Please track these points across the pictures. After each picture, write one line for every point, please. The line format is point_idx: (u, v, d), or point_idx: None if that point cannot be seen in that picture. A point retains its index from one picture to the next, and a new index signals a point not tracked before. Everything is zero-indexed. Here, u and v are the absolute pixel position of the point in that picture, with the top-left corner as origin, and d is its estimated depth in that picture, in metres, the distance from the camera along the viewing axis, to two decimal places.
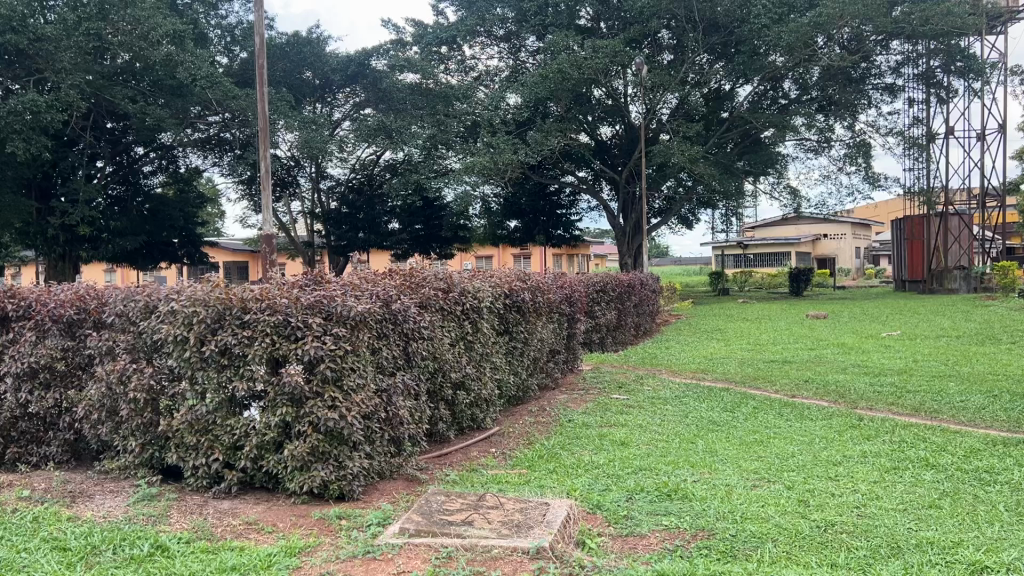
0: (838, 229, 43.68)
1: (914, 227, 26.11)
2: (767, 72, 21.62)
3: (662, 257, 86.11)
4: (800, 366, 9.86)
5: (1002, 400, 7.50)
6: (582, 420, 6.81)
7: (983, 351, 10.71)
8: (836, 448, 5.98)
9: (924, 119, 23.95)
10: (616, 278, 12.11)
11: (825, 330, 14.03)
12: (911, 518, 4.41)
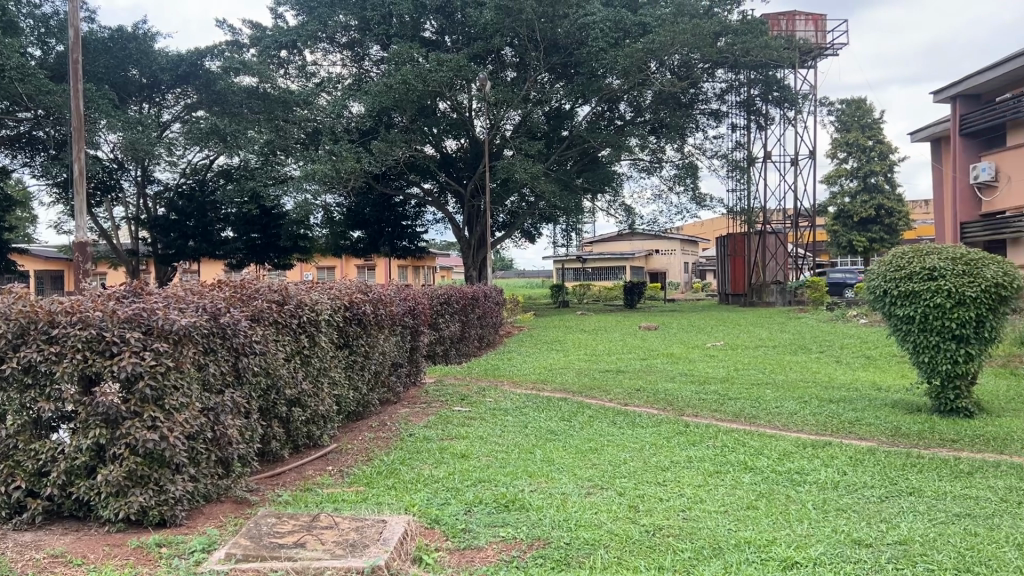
0: (669, 245, 46.05)
1: (736, 244, 27.95)
2: (604, 93, 22.50)
3: (505, 270, 87.49)
4: (633, 375, 10.27)
5: (811, 405, 8.13)
6: (423, 433, 6.74)
7: (796, 360, 11.56)
8: (664, 454, 6.26)
9: (746, 144, 25.65)
10: (459, 290, 12.14)
11: (656, 341, 14.69)
12: (730, 519, 4.67)
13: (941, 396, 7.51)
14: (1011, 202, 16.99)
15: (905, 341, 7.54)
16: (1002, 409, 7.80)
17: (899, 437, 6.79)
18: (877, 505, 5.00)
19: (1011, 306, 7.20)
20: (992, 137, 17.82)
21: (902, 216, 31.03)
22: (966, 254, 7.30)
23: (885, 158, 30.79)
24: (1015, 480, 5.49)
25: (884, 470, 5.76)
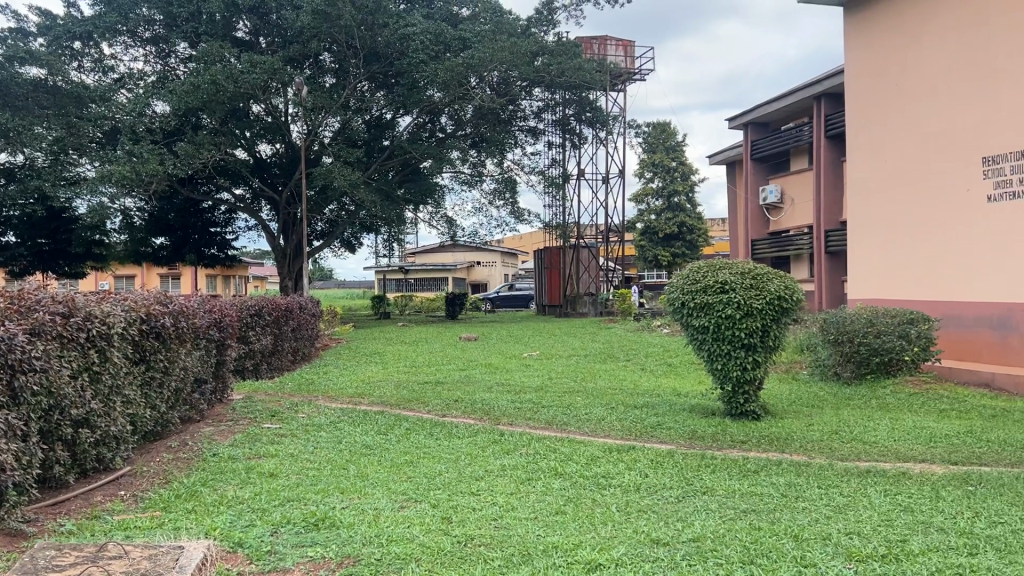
0: (489, 257, 46.80)
1: (553, 257, 29.00)
2: (425, 105, 22.55)
3: (325, 281, 85.54)
4: (451, 386, 10.31)
5: (618, 411, 8.51)
6: (227, 453, 6.43)
7: (605, 368, 12.06)
8: (478, 464, 6.33)
9: (561, 161, 26.59)
10: (272, 301, 11.71)
11: (474, 351, 14.85)
12: (540, 525, 4.79)
13: (733, 400, 8.10)
14: (794, 222, 18.64)
15: (701, 350, 8.09)
16: (784, 410, 8.55)
17: (697, 440, 7.25)
18: (674, 504, 5.31)
19: (791, 317, 7.90)
20: (779, 162, 19.51)
21: (701, 233, 33.36)
22: (752, 269, 7.94)
23: (687, 179, 33.03)
24: (794, 476, 6.02)
25: (681, 471, 6.13)
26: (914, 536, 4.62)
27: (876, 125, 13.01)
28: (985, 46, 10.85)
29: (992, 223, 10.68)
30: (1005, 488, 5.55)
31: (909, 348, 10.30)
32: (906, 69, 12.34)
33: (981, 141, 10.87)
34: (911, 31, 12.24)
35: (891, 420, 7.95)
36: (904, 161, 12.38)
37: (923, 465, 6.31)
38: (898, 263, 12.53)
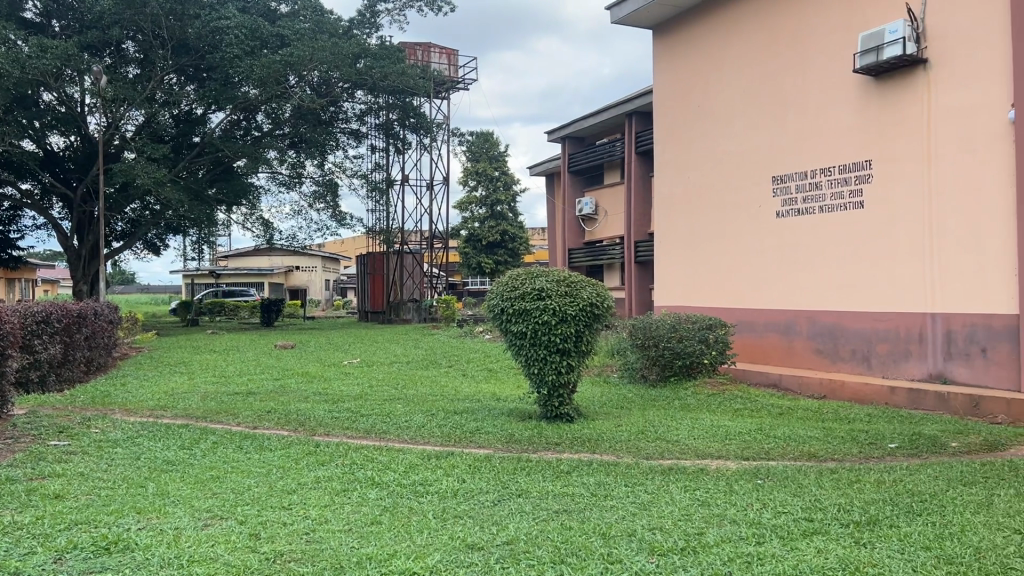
0: (309, 262, 45.56)
1: (376, 261, 28.50)
2: (240, 103, 21.57)
3: (128, 286, 79.85)
4: (263, 397, 9.88)
5: (437, 417, 8.52)
6: (4, 475, 5.80)
7: (426, 375, 12.05)
8: (291, 477, 6.10)
9: (384, 166, 26.33)
10: (63, 307, 10.75)
11: (290, 360, 14.37)
12: (353, 537, 4.69)
13: (548, 403, 8.33)
14: (608, 232, 19.49)
15: (519, 355, 8.25)
16: (596, 413, 8.89)
17: (513, 443, 7.38)
18: (490, 508, 5.37)
19: (603, 323, 8.25)
20: (594, 174, 20.36)
21: (522, 242, 34.20)
22: (567, 277, 8.21)
23: (509, 188, 33.80)
24: (604, 475, 6.27)
25: (497, 475, 6.21)
26: (710, 528, 4.93)
27: (679, 143, 13.91)
28: (773, 75, 11.86)
29: (779, 236, 11.68)
30: (789, 480, 6.05)
31: (708, 352, 11.01)
32: (706, 92, 13.28)
33: (770, 162, 11.87)
34: (710, 58, 13.19)
35: (692, 420, 8.48)
36: (703, 178, 13.28)
37: (719, 461, 6.77)
38: (699, 271, 13.41)
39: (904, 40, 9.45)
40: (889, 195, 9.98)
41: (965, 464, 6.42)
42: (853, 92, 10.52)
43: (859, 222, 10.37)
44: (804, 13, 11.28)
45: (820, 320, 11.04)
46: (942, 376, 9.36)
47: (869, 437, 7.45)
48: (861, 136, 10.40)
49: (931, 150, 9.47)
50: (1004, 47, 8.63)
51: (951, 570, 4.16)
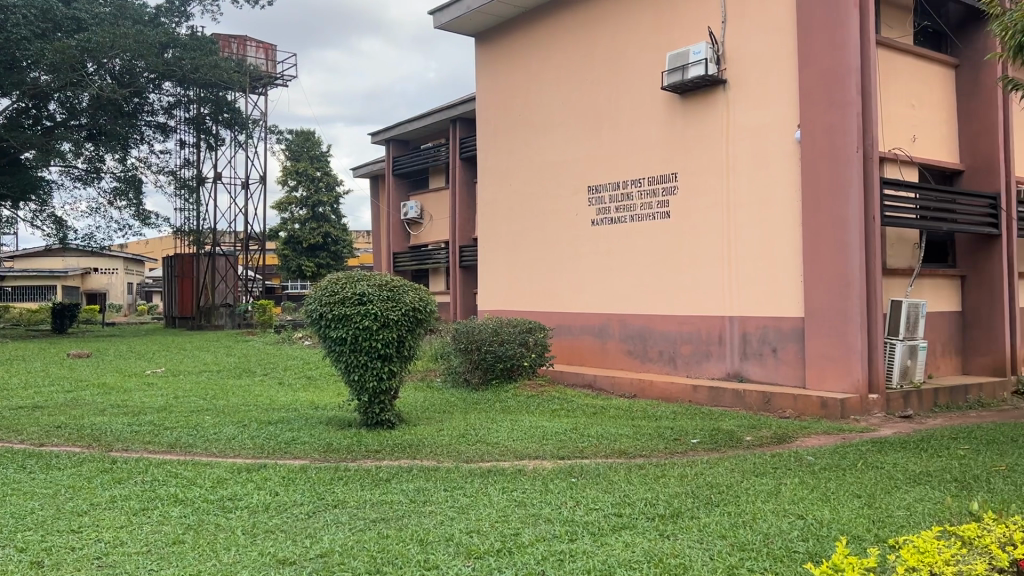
0: (110, 263, 42.35)
1: (184, 265, 26.81)
2: (28, 89, 19.63)
3: None
4: (51, 411, 9.03)
5: (250, 428, 8.16)
6: None
7: (238, 384, 11.51)
8: (82, 497, 5.61)
9: (195, 162, 24.97)
10: None
11: (85, 370, 13.26)
12: (152, 558, 4.38)
13: (369, 410, 8.18)
14: (433, 236, 19.51)
15: (338, 361, 8.02)
16: (418, 418, 8.84)
17: (330, 453, 7.18)
18: (304, 521, 5.19)
19: (425, 328, 8.26)
20: (418, 178, 20.34)
21: (345, 244, 33.55)
22: (389, 281, 8.12)
23: (331, 190, 33.06)
24: (423, 481, 6.24)
25: (312, 486, 6.02)
26: (526, 528, 5.03)
27: (500, 150, 14.18)
28: (588, 88, 12.34)
29: (594, 243, 12.15)
30: (600, 477, 6.29)
31: (527, 354, 11.29)
32: (526, 102, 13.60)
33: (586, 171, 12.33)
34: (530, 68, 13.53)
35: (511, 422, 8.62)
36: (523, 185, 13.59)
37: (535, 461, 6.93)
38: (518, 276, 13.73)
39: (707, 61, 10.12)
40: (693, 206, 10.64)
41: (757, 455, 6.94)
42: (661, 108, 11.13)
43: (666, 231, 11.01)
44: (617, 31, 11.82)
45: (631, 323, 11.59)
46: (738, 374, 10.07)
47: (674, 434, 7.89)
48: (669, 150, 11.02)
49: (729, 165, 10.19)
50: (791, 73, 9.42)
51: (743, 556, 4.47)
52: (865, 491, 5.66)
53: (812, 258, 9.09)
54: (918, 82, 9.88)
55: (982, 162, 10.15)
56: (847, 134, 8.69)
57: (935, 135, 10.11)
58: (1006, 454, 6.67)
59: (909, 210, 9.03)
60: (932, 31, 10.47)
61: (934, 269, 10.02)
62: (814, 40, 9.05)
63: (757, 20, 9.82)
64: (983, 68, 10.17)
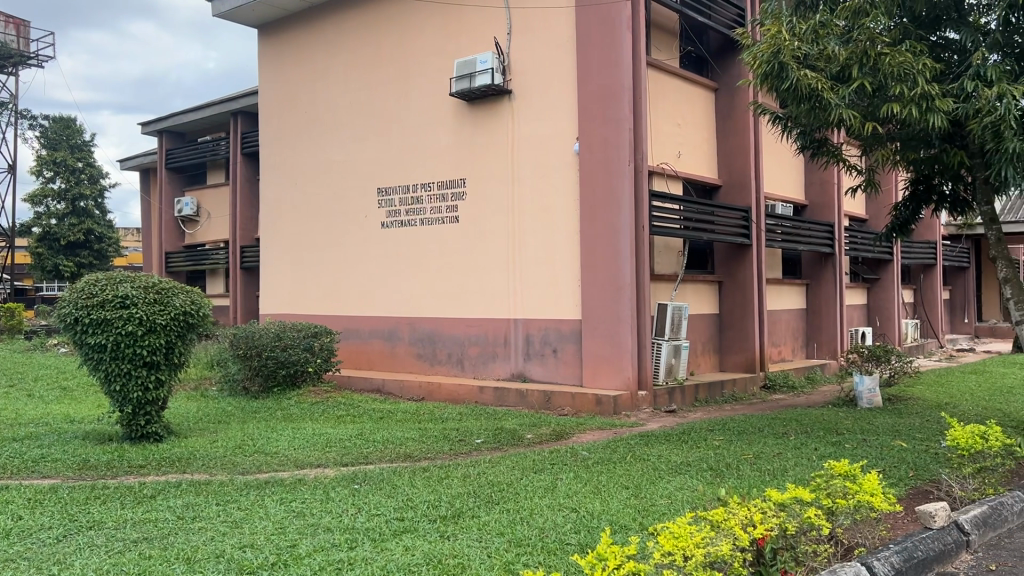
0: None
1: None
2: None
3: None
4: None
5: None
6: None
7: None
8: None
9: None
10: None
11: None
12: None
13: (132, 423, 7.58)
14: (211, 236, 18.50)
15: (97, 371, 7.36)
16: (189, 429, 8.31)
17: (86, 470, 6.58)
18: (52, 546, 4.72)
19: (197, 333, 7.81)
20: (195, 173, 19.23)
21: (110, 242, 30.96)
22: (156, 283, 7.58)
23: (94, 182, 30.38)
24: (193, 496, 5.87)
25: (64, 508, 5.48)
26: (304, 539, 4.87)
27: (285, 147, 13.71)
28: (377, 89, 12.24)
29: (383, 245, 12.06)
30: (384, 482, 6.24)
31: (312, 360, 11.00)
32: (313, 100, 13.25)
33: (375, 173, 12.22)
34: (317, 66, 13.20)
35: (292, 430, 8.35)
36: (310, 184, 13.23)
37: (316, 470, 6.75)
38: (304, 278, 13.33)
39: (493, 71, 10.36)
40: (481, 211, 10.88)
41: (536, 453, 7.20)
42: (449, 113, 11.26)
43: (454, 235, 11.17)
44: (406, 34, 11.81)
45: (419, 326, 11.62)
46: (522, 375, 10.39)
47: (459, 435, 8.00)
48: (457, 155, 11.18)
49: (514, 172, 10.50)
50: (571, 87, 9.87)
51: (520, 551, 4.60)
52: (632, 482, 6.04)
53: (589, 263, 9.57)
54: (683, 102, 10.72)
55: (736, 178, 11.20)
56: (620, 147, 9.23)
57: (697, 152, 11.01)
58: (754, 442, 7.39)
59: (674, 220, 9.76)
60: (695, 56, 11.45)
61: (696, 275, 10.91)
62: (592, 57, 9.54)
63: (540, 34, 10.19)
64: (737, 93, 11.21)
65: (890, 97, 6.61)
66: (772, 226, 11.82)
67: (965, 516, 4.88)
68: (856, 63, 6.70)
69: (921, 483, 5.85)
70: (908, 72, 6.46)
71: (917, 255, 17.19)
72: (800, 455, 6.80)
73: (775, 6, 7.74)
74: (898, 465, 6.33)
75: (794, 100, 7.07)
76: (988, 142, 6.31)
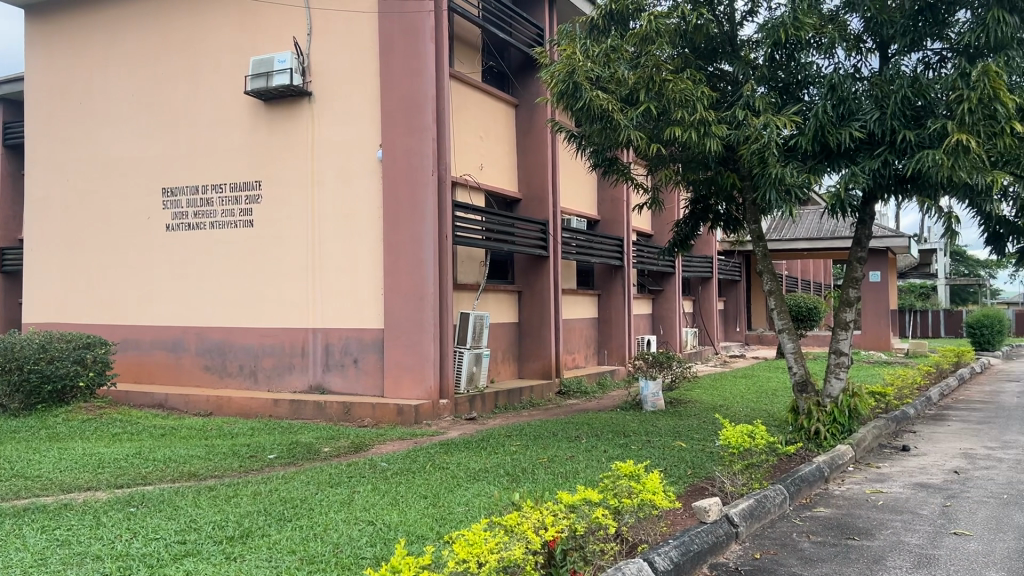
0: None
1: None
2: None
3: None
4: None
5: None
6: None
7: None
8: None
9: None
10: None
11: None
12: None
13: None
14: None
15: None
16: None
17: None
18: None
19: None
20: None
21: None
22: None
23: None
24: None
25: None
26: (68, 570, 4.42)
27: (56, 140, 12.52)
28: (163, 82, 11.48)
29: (169, 250, 11.32)
30: (164, 504, 5.81)
31: (83, 374, 10.08)
32: (89, 91, 12.21)
33: (160, 172, 11.44)
34: (93, 53, 12.18)
35: (58, 450, 7.59)
36: (85, 182, 12.16)
37: (86, 494, 6.17)
38: (76, 284, 12.21)
39: (291, 71, 10.04)
40: (278, 217, 10.50)
41: (333, 466, 7.01)
42: (244, 113, 10.78)
43: (249, 240, 10.70)
44: (198, 28, 11.19)
45: (208, 337, 10.99)
46: (320, 387, 10.11)
47: (250, 451, 7.62)
48: (252, 157, 10.72)
49: (314, 176, 10.22)
50: (373, 93, 9.78)
51: (312, 569, 4.44)
52: (430, 491, 6.02)
53: (391, 272, 9.50)
54: (485, 116, 10.94)
55: (535, 192, 11.58)
56: (423, 156, 9.26)
57: (498, 165, 11.25)
58: (548, 447, 7.62)
59: (476, 231, 9.90)
60: (496, 71, 11.71)
61: (496, 285, 11.12)
62: (394, 64, 9.50)
63: (341, 38, 10.02)
64: (536, 110, 11.60)
65: (672, 121, 7.08)
66: (568, 239, 12.32)
67: (734, 509, 5.29)
68: (643, 88, 7.14)
69: (698, 481, 6.28)
70: (688, 99, 6.95)
71: (697, 269, 18.59)
72: (590, 458, 7.09)
73: (569, 28, 8.10)
74: (678, 464, 6.76)
75: (587, 119, 7.40)
76: (755, 167, 6.92)
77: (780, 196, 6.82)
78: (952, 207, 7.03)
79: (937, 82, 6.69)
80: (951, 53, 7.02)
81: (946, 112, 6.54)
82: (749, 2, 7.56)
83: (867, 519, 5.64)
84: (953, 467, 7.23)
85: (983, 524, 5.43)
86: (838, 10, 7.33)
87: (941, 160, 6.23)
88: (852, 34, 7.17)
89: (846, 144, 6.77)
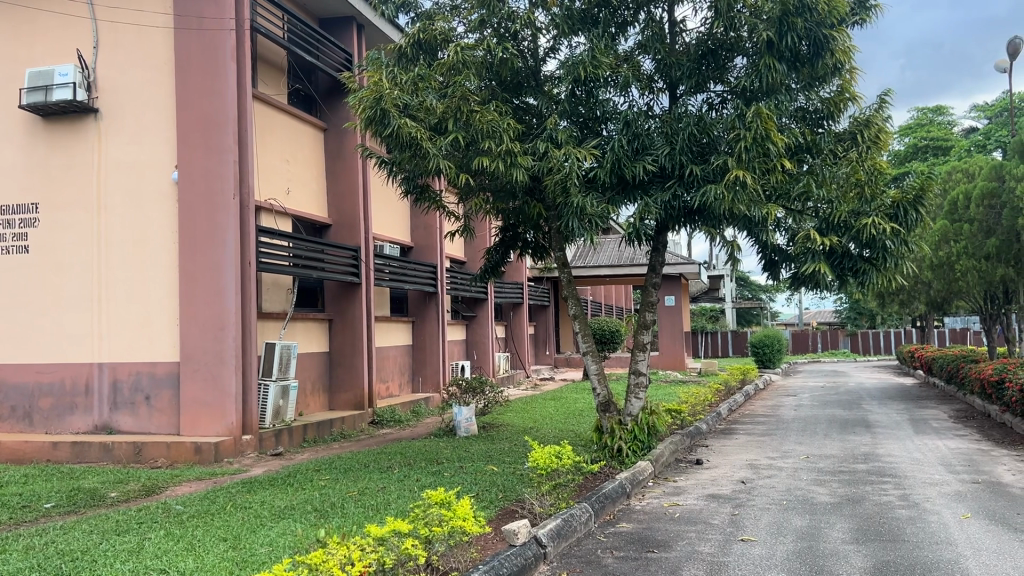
0: None
1: None
2: None
3: None
4: None
5: None
6: None
7: None
8: None
9: None
10: None
11: None
12: None
13: None
14: None
15: None
16: None
17: None
18: None
19: None
20: None
21: None
22: None
23: None
24: None
25: None
26: None
27: None
28: None
29: None
30: None
31: None
32: None
33: None
34: None
35: None
36: None
37: None
38: None
39: (74, 85, 9.28)
40: (58, 243, 9.66)
41: (121, 512, 6.47)
42: (20, 127, 9.87)
43: (23, 268, 9.77)
44: None
45: None
46: (107, 427, 9.32)
47: (22, 500, 6.88)
48: (27, 176, 9.81)
49: (100, 200, 9.50)
50: (167, 112, 9.26)
51: None
52: (231, 533, 5.70)
53: (188, 300, 8.96)
54: (292, 139, 10.64)
55: (345, 218, 11.39)
56: (224, 179, 8.86)
57: (305, 190, 10.96)
58: (359, 479, 7.46)
59: (283, 257, 9.58)
60: (303, 94, 11.45)
61: (304, 313, 10.79)
62: (192, 83, 9.06)
63: (132, 53, 9.43)
64: (345, 135, 11.44)
65: (481, 150, 7.20)
66: (380, 266, 12.19)
67: (542, 530, 5.40)
68: (451, 117, 7.23)
69: (507, 504, 6.35)
70: (496, 130, 7.11)
71: (507, 295, 19.00)
72: (402, 487, 7.01)
73: (377, 54, 8.10)
74: (489, 488, 6.83)
75: (396, 146, 7.40)
76: (558, 196, 7.17)
77: (582, 225, 7.10)
78: (734, 237, 7.61)
79: (718, 121, 7.27)
80: (731, 95, 7.67)
81: (726, 150, 7.12)
82: (551, 40, 7.90)
83: (664, 531, 5.95)
84: (739, 478, 7.80)
85: (766, 529, 5.89)
86: (632, 51, 7.83)
87: (722, 195, 6.75)
88: (645, 74, 7.66)
89: (640, 176, 7.19)
